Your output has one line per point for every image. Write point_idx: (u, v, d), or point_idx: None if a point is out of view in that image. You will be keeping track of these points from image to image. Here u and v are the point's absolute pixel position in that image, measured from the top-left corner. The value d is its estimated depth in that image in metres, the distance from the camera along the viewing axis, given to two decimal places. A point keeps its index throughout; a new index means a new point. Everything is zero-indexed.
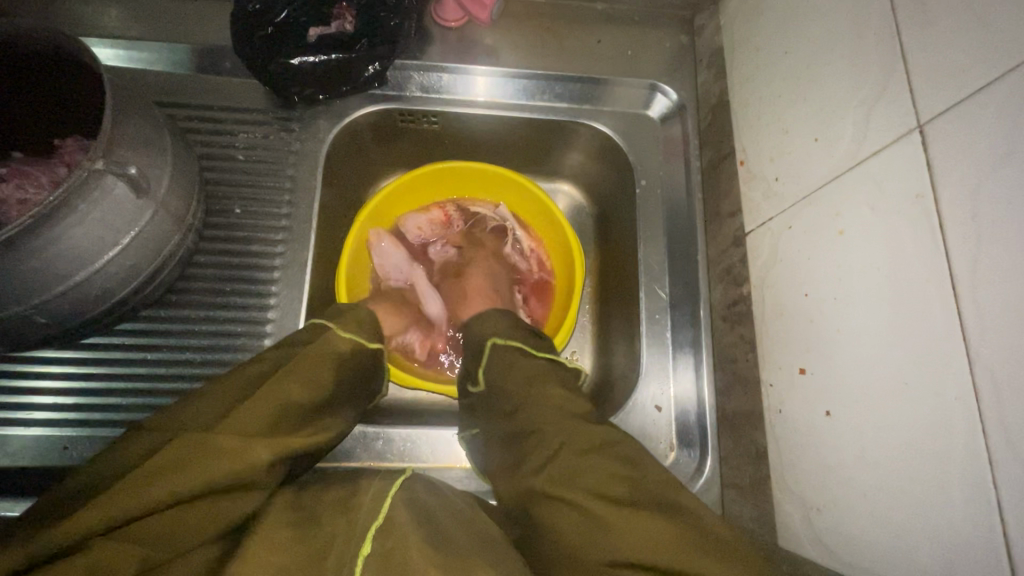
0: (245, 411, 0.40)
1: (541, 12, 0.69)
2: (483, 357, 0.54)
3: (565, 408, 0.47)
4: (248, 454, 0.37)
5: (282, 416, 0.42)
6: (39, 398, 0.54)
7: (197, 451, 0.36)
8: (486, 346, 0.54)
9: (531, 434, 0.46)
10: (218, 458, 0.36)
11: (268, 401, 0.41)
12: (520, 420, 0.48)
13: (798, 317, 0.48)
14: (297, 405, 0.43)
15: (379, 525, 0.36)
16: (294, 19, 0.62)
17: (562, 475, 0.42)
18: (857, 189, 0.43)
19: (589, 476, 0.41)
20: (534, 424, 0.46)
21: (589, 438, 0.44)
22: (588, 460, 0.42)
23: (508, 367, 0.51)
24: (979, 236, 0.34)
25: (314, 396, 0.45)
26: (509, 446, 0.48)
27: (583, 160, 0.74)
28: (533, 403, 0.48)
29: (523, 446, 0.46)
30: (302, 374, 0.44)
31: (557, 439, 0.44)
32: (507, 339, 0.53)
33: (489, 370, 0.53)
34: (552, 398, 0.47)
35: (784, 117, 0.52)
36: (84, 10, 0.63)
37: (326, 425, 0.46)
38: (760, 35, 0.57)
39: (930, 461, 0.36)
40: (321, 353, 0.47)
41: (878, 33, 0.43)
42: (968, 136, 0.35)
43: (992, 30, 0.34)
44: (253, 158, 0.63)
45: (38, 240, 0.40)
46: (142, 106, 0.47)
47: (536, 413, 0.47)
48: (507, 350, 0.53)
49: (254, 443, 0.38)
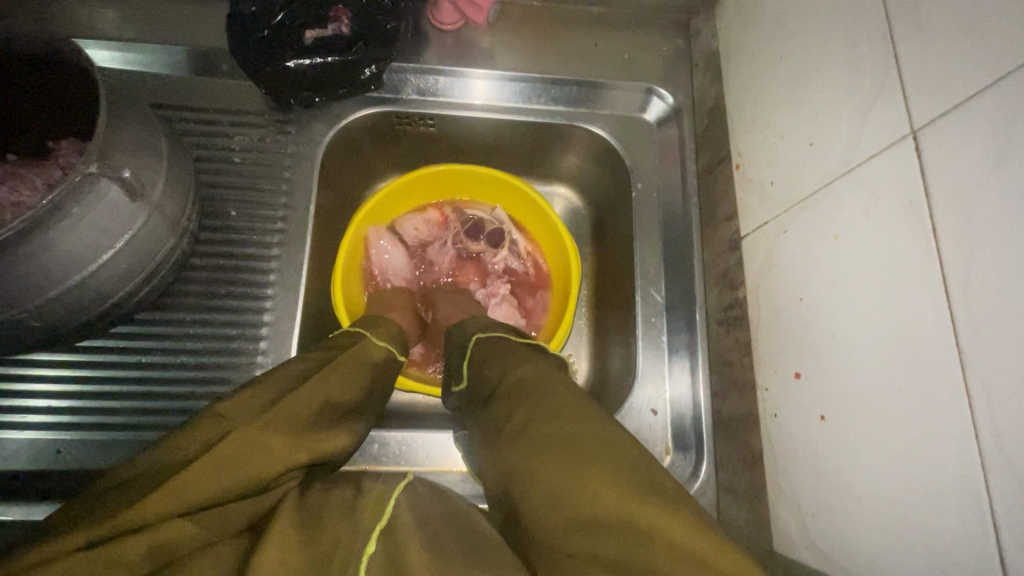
0: (288, 408, 0.40)
1: (538, 16, 0.69)
2: (466, 352, 0.55)
3: (535, 379, 0.46)
4: (289, 455, 0.38)
5: (319, 417, 0.42)
6: (32, 402, 0.54)
7: (246, 446, 0.37)
8: (469, 340, 0.55)
9: (506, 405, 0.45)
10: (260, 456, 0.37)
11: (310, 401, 0.42)
12: (499, 398, 0.46)
13: (793, 321, 0.48)
14: (333, 407, 0.44)
15: (383, 526, 0.36)
16: (290, 22, 0.62)
17: (532, 439, 0.40)
18: (851, 194, 0.43)
19: (557, 433, 0.39)
20: (509, 396, 0.46)
21: (560, 400, 0.42)
22: (556, 420, 0.41)
23: (492, 355, 0.52)
24: (973, 242, 0.34)
25: (349, 397, 0.45)
26: (486, 424, 0.46)
27: (580, 163, 0.74)
28: (509, 378, 0.48)
29: (497, 419, 0.45)
30: (340, 375, 0.45)
31: (530, 405, 0.43)
32: (487, 334, 0.55)
33: (473, 361, 0.54)
34: (525, 372, 0.47)
35: (779, 122, 0.52)
36: (79, 12, 0.63)
37: (356, 427, 0.47)
38: (755, 40, 0.58)
39: (923, 467, 0.36)
40: (353, 357, 0.48)
41: (872, 39, 0.43)
42: (961, 142, 0.35)
43: (984, 37, 0.35)
44: (249, 161, 0.63)
45: (30, 245, 0.39)
46: (136, 109, 0.47)
47: (512, 388, 0.46)
48: (490, 342, 0.54)
49: (295, 444, 0.39)
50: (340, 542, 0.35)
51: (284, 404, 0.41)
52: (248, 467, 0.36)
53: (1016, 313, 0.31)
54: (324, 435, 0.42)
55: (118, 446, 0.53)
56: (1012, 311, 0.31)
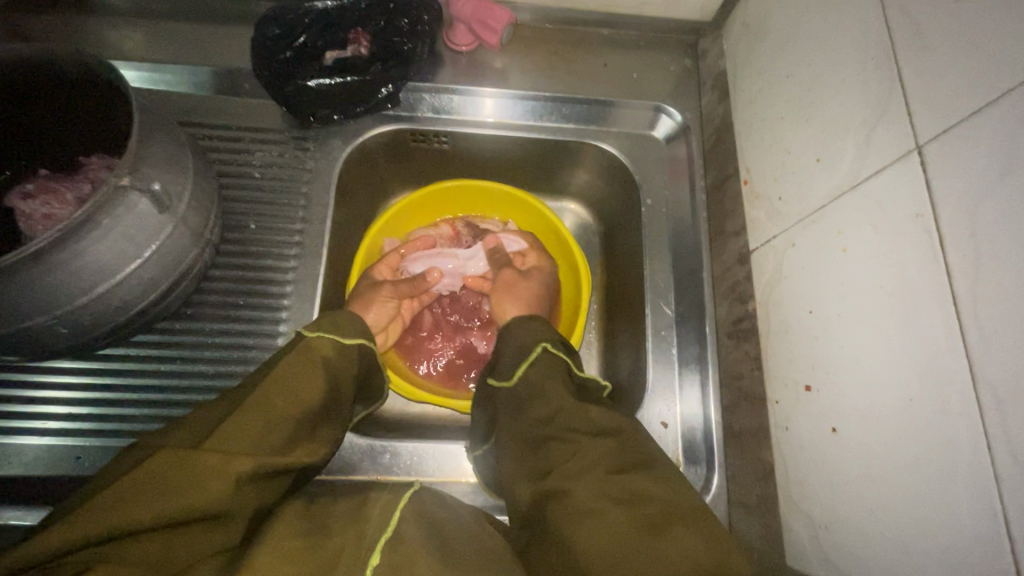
0: (231, 429, 0.40)
1: (549, 37, 0.71)
2: (526, 359, 0.52)
3: (606, 427, 0.47)
4: (229, 469, 0.37)
5: (268, 433, 0.42)
6: (54, 408, 0.56)
7: (176, 466, 0.37)
8: (535, 348, 0.52)
9: (563, 439, 0.46)
10: (197, 474, 0.37)
11: (251, 418, 0.42)
12: (551, 430, 0.47)
13: (803, 334, 0.49)
14: (283, 418, 0.43)
15: (389, 537, 0.38)
16: (312, 44, 0.64)
17: (590, 484, 0.43)
18: (859, 208, 0.44)
19: (621, 491, 0.42)
20: (569, 431, 0.46)
21: (632, 457, 0.45)
22: (623, 478, 0.43)
23: (552, 375, 0.50)
24: (979, 252, 0.34)
25: (302, 406, 0.45)
26: (534, 454, 0.48)
27: (590, 179, 0.75)
28: (568, 415, 0.47)
29: (549, 450, 0.47)
30: (291, 386, 0.45)
31: (591, 451, 0.45)
32: (557, 348, 0.53)
33: (534, 369, 0.51)
34: (591, 413, 0.47)
35: (787, 138, 0.53)
36: (112, 35, 0.66)
37: (322, 437, 0.46)
38: (762, 59, 0.59)
39: (937, 478, 0.36)
40: (307, 361, 0.47)
41: (876, 58, 0.44)
42: (965, 157, 0.36)
43: (984, 56, 0.36)
44: (269, 176, 0.65)
45: (63, 254, 0.41)
46: (165, 126, 0.49)
47: (572, 423, 0.47)
48: (553, 360, 0.52)
49: (235, 458, 0.38)
50: (347, 548, 0.38)
51: (226, 426, 0.40)
52: (182, 491, 0.36)
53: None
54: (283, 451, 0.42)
55: None
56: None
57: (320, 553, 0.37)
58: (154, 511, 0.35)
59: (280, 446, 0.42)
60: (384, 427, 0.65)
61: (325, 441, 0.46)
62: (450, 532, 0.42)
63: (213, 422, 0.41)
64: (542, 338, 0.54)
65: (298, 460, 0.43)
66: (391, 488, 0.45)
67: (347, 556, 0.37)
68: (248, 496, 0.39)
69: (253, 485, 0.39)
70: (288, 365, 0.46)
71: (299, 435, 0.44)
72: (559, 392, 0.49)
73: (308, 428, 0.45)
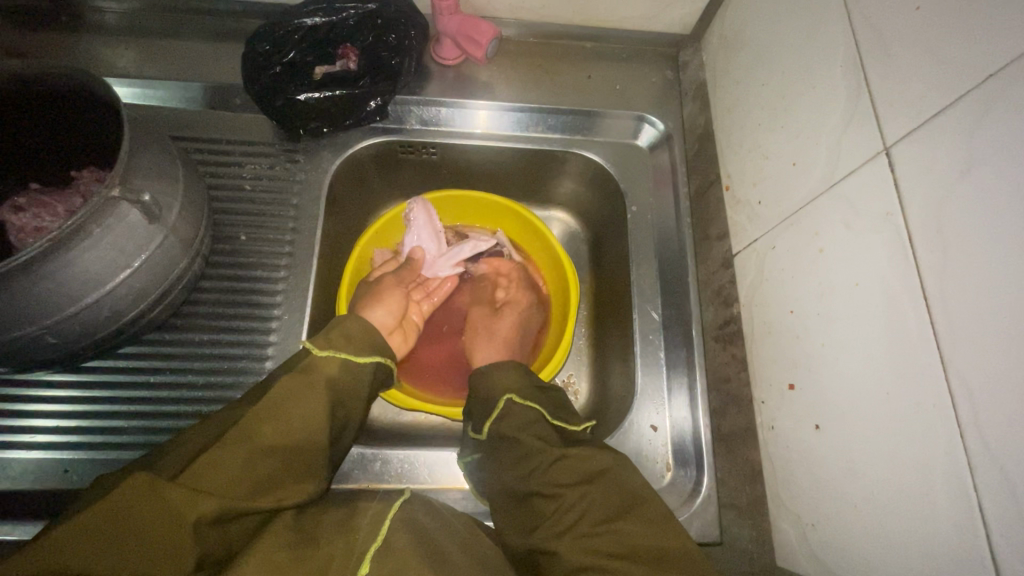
0: (207, 467, 0.39)
1: (534, 51, 0.73)
2: (494, 412, 0.53)
3: (587, 472, 0.46)
4: (190, 510, 0.36)
5: (248, 470, 0.40)
6: (42, 421, 0.55)
7: (145, 497, 0.35)
8: (498, 404, 0.53)
9: (545, 494, 0.46)
10: (164, 510, 0.35)
11: (234, 452, 0.40)
12: (536, 480, 0.47)
13: (785, 333, 0.50)
14: (266, 452, 0.41)
15: (377, 547, 0.39)
16: (302, 59, 0.65)
17: (577, 540, 0.43)
18: (832, 209, 0.45)
19: (618, 545, 0.42)
20: (550, 486, 0.46)
21: (618, 500, 0.45)
22: (613, 528, 0.43)
23: (523, 426, 0.51)
24: (944, 247, 0.35)
25: (290, 440, 0.43)
26: (520, 506, 0.47)
27: (576, 188, 0.77)
28: (549, 471, 0.47)
29: (533, 505, 0.46)
30: (275, 419, 0.43)
31: (576, 501, 0.45)
32: (523, 399, 0.53)
33: (501, 423, 0.52)
34: (571, 460, 0.47)
35: (764, 144, 0.55)
36: (103, 53, 0.67)
37: (314, 472, 0.44)
38: (740, 69, 0.61)
39: (913, 470, 0.37)
40: (296, 386, 0.45)
41: (845, 64, 0.46)
42: (928, 159, 0.37)
43: (942, 61, 0.37)
44: (258, 188, 0.66)
45: (53, 264, 0.42)
46: (156, 140, 0.50)
47: (554, 476, 0.46)
48: (524, 409, 0.53)
49: (203, 495, 0.37)
50: (335, 556, 0.39)
51: (204, 460, 0.39)
52: (143, 527, 0.35)
53: (1009, 345, 0.31)
54: (270, 492, 0.41)
55: (124, 465, 0.54)
56: (1008, 347, 0.31)
57: (305, 561, 0.38)
58: (117, 546, 0.34)
59: (260, 486, 0.40)
60: (374, 437, 0.65)
61: (319, 473, 0.44)
62: (438, 539, 0.42)
63: (190, 455, 0.40)
64: (510, 389, 0.54)
65: (279, 502, 0.41)
66: (383, 496, 0.46)
67: (336, 565, 0.38)
68: (211, 540, 0.37)
69: (216, 529, 0.37)
70: (283, 389, 0.44)
71: (285, 472, 0.42)
72: (533, 445, 0.49)
73: (298, 461, 0.43)
